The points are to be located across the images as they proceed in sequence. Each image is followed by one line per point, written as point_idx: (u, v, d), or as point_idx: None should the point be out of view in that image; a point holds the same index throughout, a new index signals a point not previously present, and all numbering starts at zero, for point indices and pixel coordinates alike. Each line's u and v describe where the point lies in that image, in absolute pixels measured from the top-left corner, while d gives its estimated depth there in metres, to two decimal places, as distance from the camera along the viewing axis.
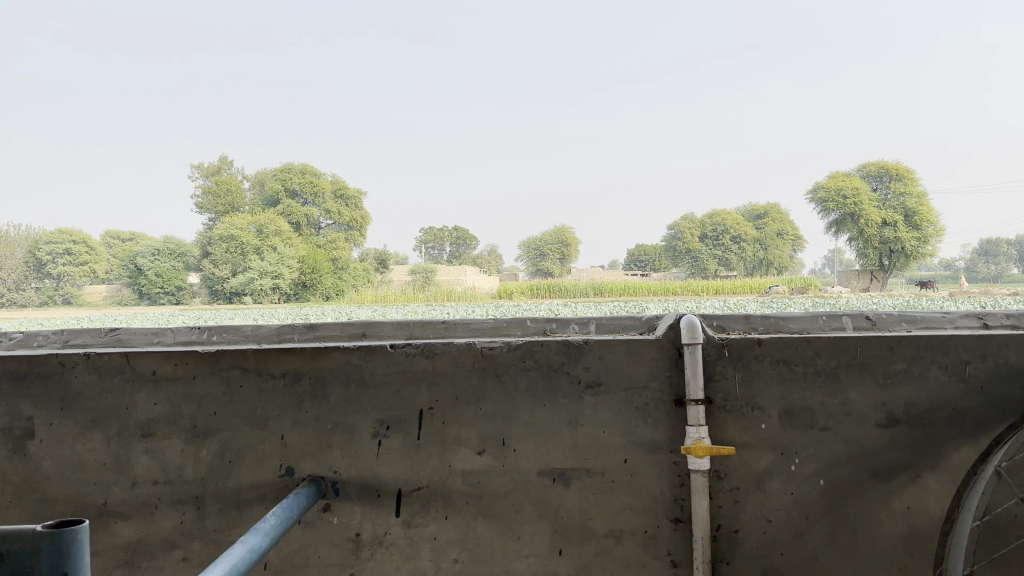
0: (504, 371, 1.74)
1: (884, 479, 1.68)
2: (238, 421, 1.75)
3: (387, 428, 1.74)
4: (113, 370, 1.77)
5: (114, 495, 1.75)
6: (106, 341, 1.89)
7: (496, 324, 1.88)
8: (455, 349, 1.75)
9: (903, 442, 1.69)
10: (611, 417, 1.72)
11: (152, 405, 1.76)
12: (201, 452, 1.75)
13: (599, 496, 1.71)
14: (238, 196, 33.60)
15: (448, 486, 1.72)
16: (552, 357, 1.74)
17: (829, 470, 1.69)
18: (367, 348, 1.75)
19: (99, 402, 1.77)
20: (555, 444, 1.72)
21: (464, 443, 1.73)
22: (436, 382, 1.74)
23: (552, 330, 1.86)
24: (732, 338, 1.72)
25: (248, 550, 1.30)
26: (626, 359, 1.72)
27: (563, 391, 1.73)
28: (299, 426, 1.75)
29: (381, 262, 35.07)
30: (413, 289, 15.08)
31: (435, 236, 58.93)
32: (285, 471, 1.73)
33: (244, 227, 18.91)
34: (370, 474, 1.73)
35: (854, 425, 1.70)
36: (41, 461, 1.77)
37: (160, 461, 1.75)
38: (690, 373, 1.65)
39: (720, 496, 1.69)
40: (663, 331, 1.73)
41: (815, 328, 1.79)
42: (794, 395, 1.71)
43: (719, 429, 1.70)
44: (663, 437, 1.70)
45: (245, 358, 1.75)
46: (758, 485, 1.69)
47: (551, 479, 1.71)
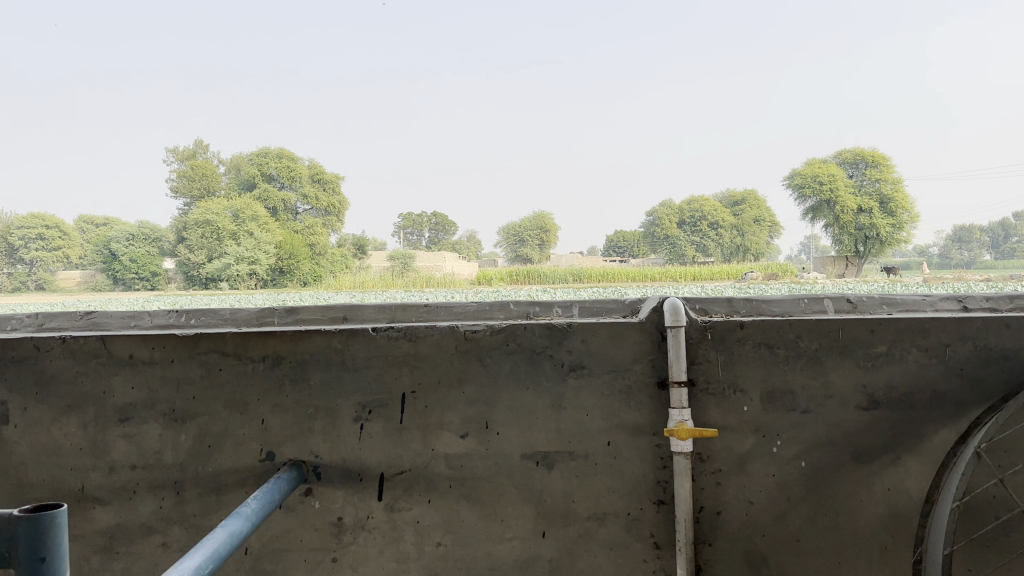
0: (487, 355, 1.73)
1: (865, 461, 1.70)
2: (218, 405, 1.73)
3: (369, 412, 1.72)
4: (89, 354, 1.73)
5: (91, 481, 1.73)
6: (82, 324, 1.86)
7: (478, 308, 1.87)
8: (437, 332, 1.72)
9: (882, 424, 1.70)
10: (595, 400, 1.72)
11: (129, 389, 1.74)
12: (180, 436, 1.73)
13: (582, 478, 1.71)
14: (215, 180, 33.10)
15: (431, 469, 1.71)
16: (536, 340, 1.73)
17: (809, 452, 1.71)
18: (348, 331, 1.72)
19: (75, 386, 1.74)
20: (538, 427, 1.72)
21: (446, 426, 1.72)
22: (419, 365, 1.73)
23: (535, 313, 1.85)
24: (714, 322, 1.72)
25: (230, 535, 1.29)
26: (610, 342, 1.72)
27: (546, 373, 1.72)
28: (280, 410, 1.73)
29: (359, 248, 34.74)
30: (390, 275, 14.93)
31: (414, 222, 58.49)
32: (266, 455, 1.72)
33: (220, 213, 18.60)
34: (353, 457, 1.71)
35: (835, 407, 1.71)
36: (15, 446, 1.74)
37: (138, 446, 1.73)
38: (673, 355, 1.66)
39: (702, 478, 1.70)
40: (646, 314, 1.72)
41: (796, 311, 1.80)
42: (776, 377, 1.72)
43: (702, 411, 1.71)
44: (646, 420, 1.70)
45: (224, 342, 1.72)
46: (741, 467, 1.70)
47: (534, 462, 1.71)
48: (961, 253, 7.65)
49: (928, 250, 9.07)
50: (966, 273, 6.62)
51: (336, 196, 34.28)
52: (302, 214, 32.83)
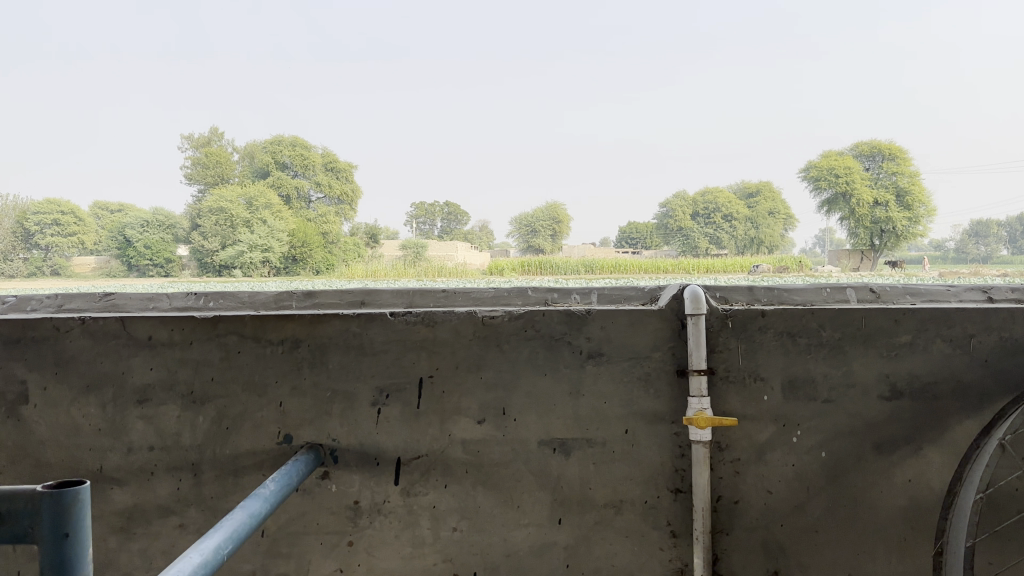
0: (505, 341, 1.72)
1: (886, 452, 1.69)
2: (237, 388, 1.73)
3: (386, 397, 1.72)
4: (109, 335, 1.73)
5: (109, 461, 1.73)
6: (101, 306, 1.86)
7: (496, 294, 1.86)
8: (456, 317, 1.71)
9: (904, 414, 1.69)
10: (614, 387, 1.70)
11: (148, 370, 1.74)
12: (198, 418, 1.73)
13: (599, 465, 1.70)
14: (229, 167, 33.17)
15: (448, 454, 1.71)
16: (555, 327, 1.71)
17: (830, 443, 1.69)
18: (366, 315, 1.72)
19: (94, 367, 1.74)
20: (556, 414, 1.71)
21: (464, 412, 1.71)
22: (437, 350, 1.72)
23: (554, 300, 1.84)
24: (735, 309, 1.70)
25: (249, 515, 1.28)
26: (629, 329, 1.71)
27: (565, 360, 1.71)
28: (298, 393, 1.73)
29: (372, 237, 34.75)
30: (403, 265, 14.93)
31: (426, 211, 58.43)
32: (284, 438, 1.72)
33: (235, 200, 18.62)
34: (370, 441, 1.71)
35: (857, 397, 1.69)
36: (35, 425, 1.74)
37: (157, 427, 1.73)
38: (693, 343, 1.64)
39: (721, 467, 1.68)
40: (666, 301, 1.71)
41: (818, 300, 1.78)
42: (797, 366, 1.70)
43: (721, 400, 1.69)
44: (665, 408, 1.69)
45: (243, 324, 1.72)
46: (760, 456, 1.69)
47: (551, 448, 1.71)
48: (977, 247, 7.56)
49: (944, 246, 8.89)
50: (983, 269, 6.52)
51: (348, 184, 34.26)
52: (315, 201, 32.89)
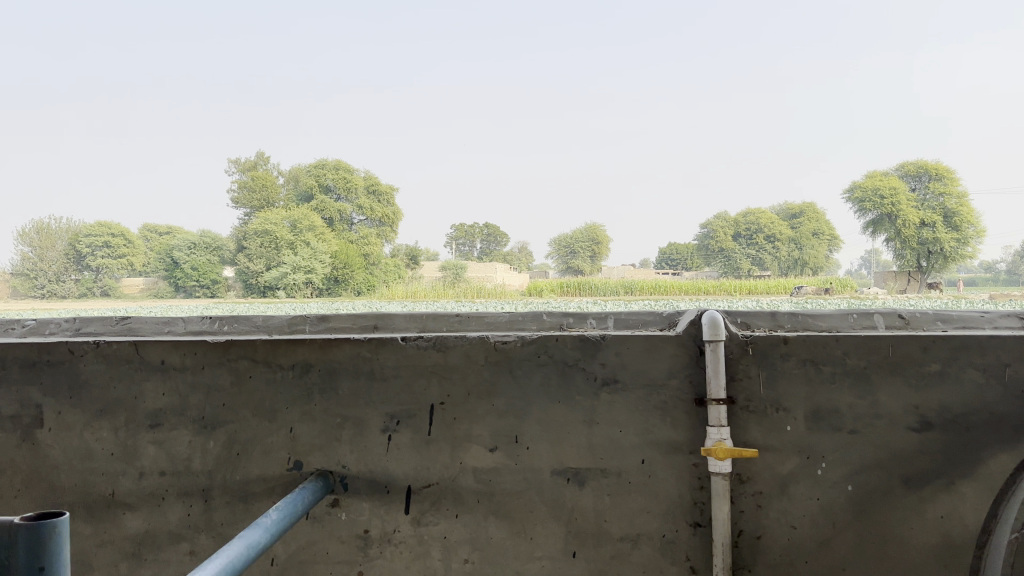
0: (517, 367, 1.68)
1: (916, 487, 1.61)
2: (247, 413, 1.72)
3: (397, 423, 1.69)
4: (122, 359, 1.74)
5: (122, 486, 1.73)
6: (117, 329, 1.87)
7: (511, 318, 1.83)
8: (467, 342, 1.69)
9: (934, 447, 1.61)
10: (629, 416, 1.65)
11: (160, 395, 1.74)
12: (209, 444, 1.72)
13: (615, 497, 1.64)
14: (274, 192, 33.90)
15: (459, 483, 1.67)
16: (568, 352, 1.68)
17: (856, 476, 1.62)
18: (377, 340, 1.70)
19: (108, 391, 1.75)
20: (569, 443, 1.66)
21: (475, 439, 1.67)
22: (448, 376, 1.69)
23: (569, 324, 1.80)
24: (756, 336, 1.64)
25: (248, 546, 1.26)
26: (644, 355, 1.66)
27: (579, 387, 1.67)
28: (308, 419, 1.70)
29: (413, 258, 35.19)
30: (441, 287, 15.06)
31: (466, 233, 58.88)
32: (293, 465, 1.70)
33: (278, 223, 19.06)
34: (380, 469, 1.68)
35: (884, 428, 1.62)
36: (49, 450, 1.75)
37: (168, 452, 1.72)
38: (712, 371, 1.58)
39: (742, 500, 1.61)
40: (683, 326, 1.65)
41: (845, 326, 1.71)
42: (821, 396, 1.63)
43: (741, 430, 1.62)
44: (682, 438, 1.63)
45: (255, 349, 1.71)
46: (783, 489, 1.61)
47: (565, 479, 1.65)
48: None
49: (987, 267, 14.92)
50: None
51: (389, 207, 34.76)
52: (357, 224, 33.55)
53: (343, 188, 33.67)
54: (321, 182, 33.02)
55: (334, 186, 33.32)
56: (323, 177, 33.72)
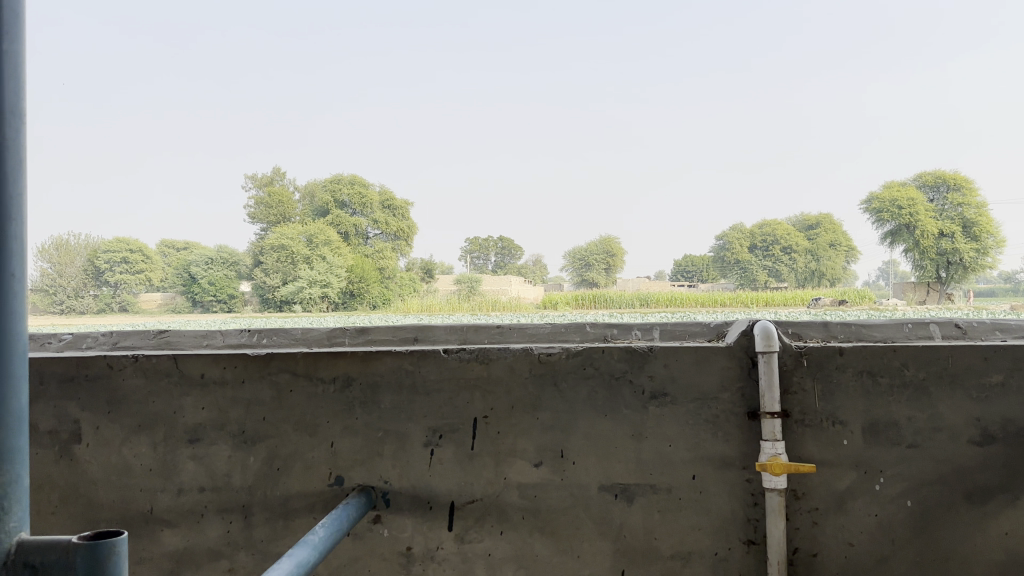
0: (562, 380, 1.64)
1: (979, 502, 1.55)
2: (288, 427, 1.68)
3: (440, 437, 1.65)
4: (161, 373, 1.72)
5: (160, 503, 1.70)
6: (154, 343, 1.85)
7: (553, 330, 1.79)
8: (511, 354, 1.65)
9: (997, 461, 1.55)
10: (679, 429, 1.61)
11: (199, 409, 1.71)
12: (248, 459, 1.69)
13: (664, 514, 1.60)
14: (290, 207, 34.14)
15: (503, 499, 1.63)
16: (614, 364, 1.64)
17: (916, 491, 1.56)
18: (419, 352, 1.67)
19: (147, 406, 1.72)
20: (617, 458, 1.62)
21: (520, 454, 1.63)
22: (491, 390, 1.65)
23: (613, 335, 1.77)
24: (811, 347, 1.60)
25: (296, 565, 1.22)
26: (695, 367, 1.62)
27: (626, 401, 1.63)
28: (349, 433, 1.67)
29: (427, 272, 35.27)
30: (457, 300, 15.09)
31: (479, 247, 59.02)
32: (335, 480, 1.66)
33: (294, 238, 19.15)
34: (422, 485, 1.64)
35: (945, 441, 1.57)
36: (87, 465, 1.73)
37: (207, 468, 1.69)
38: (765, 384, 1.54)
39: (798, 517, 1.56)
40: (734, 337, 1.61)
41: (900, 337, 1.67)
42: (879, 408, 1.58)
43: (797, 445, 1.57)
44: (734, 452, 1.59)
45: (295, 362, 1.68)
46: (840, 506, 1.56)
47: (613, 494, 1.61)
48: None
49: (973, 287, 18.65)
50: None
51: (404, 221, 34.71)
52: (371, 239, 33.75)
53: (358, 203, 33.86)
54: (336, 197, 33.39)
55: (349, 201, 33.57)
56: (338, 193, 33.96)
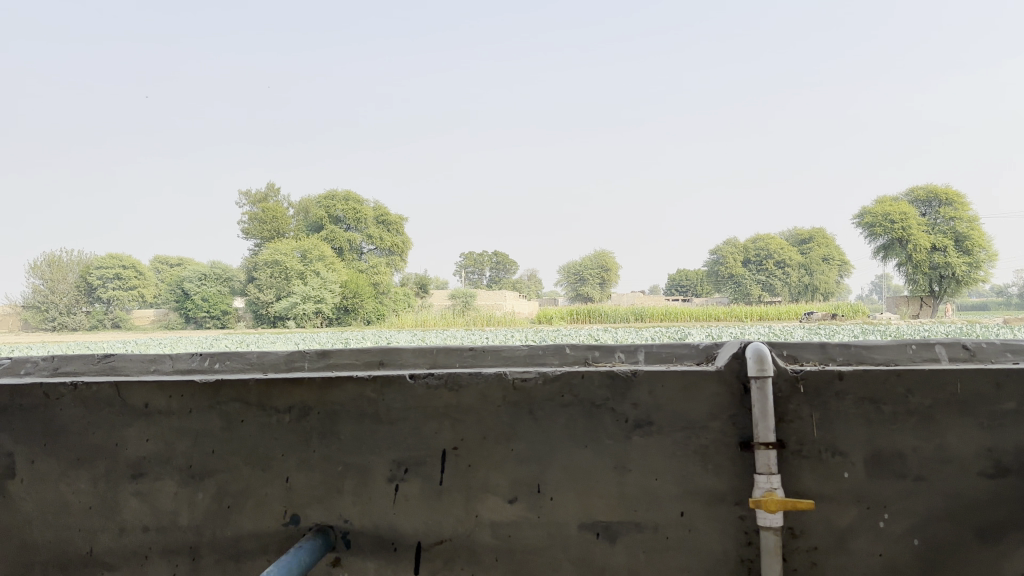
0: (539, 407, 1.51)
1: (993, 540, 1.41)
2: (240, 461, 1.54)
3: (405, 471, 1.51)
4: (102, 403, 1.58)
5: (100, 544, 1.56)
6: (98, 369, 1.72)
7: (530, 351, 1.66)
8: (483, 380, 1.52)
9: (1012, 496, 1.42)
10: (664, 462, 1.47)
11: (143, 441, 1.57)
12: (197, 495, 1.55)
13: (651, 555, 1.46)
14: (284, 222, 34.32)
15: (475, 539, 1.49)
16: (595, 391, 1.50)
17: (923, 528, 1.43)
18: (383, 378, 1.53)
19: (86, 438, 1.58)
20: (597, 494, 1.48)
21: (493, 490, 1.49)
22: (461, 419, 1.52)
23: (595, 358, 1.63)
24: (807, 371, 1.47)
25: None
26: (681, 394, 1.48)
27: (607, 430, 1.49)
28: (306, 467, 1.53)
29: (422, 287, 35.31)
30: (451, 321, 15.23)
31: (474, 261, 58.94)
32: (290, 519, 1.52)
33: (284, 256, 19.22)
34: (387, 524, 1.50)
35: (954, 474, 1.43)
36: (23, 502, 1.60)
37: (152, 505, 1.55)
38: (758, 412, 1.41)
39: (795, 557, 1.42)
40: (725, 361, 1.48)
41: (904, 358, 1.54)
42: (882, 438, 1.45)
43: (794, 477, 1.44)
44: (726, 486, 1.45)
45: (247, 391, 1.54)
46: (841, 544, 1.42)
47: (594, 533, 1.47)
48: None
49: (995, 290, 20.34)
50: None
51: (399, 235, 34.67)
52: (365, 253, 33.82)
53: (352, 218, 33.87)
54: (330, 212, 33.78)
55: (343, 216, 33.91)
56: (332, 208, 33.95)
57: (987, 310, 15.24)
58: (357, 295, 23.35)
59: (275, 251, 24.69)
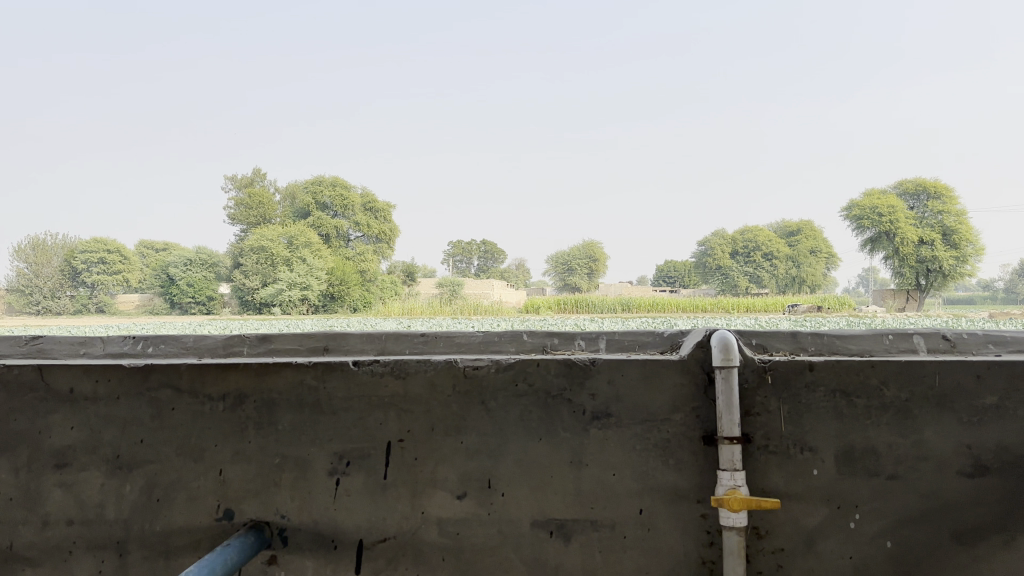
0: (491, 398, 1.42)
1: (970, 543, 1.33)
2: (170, 452, 1.44)
3: (347, 464, 1.42)
4: (25, 388, 1.47)
5: (21, 537, 1.45)
6: (25, 351, 1.61)
7: (485, 339, 1.57)
8: (432, 367, 1.42)
9: (992, 495, 1.34)
10: (624, 457, 1.38)
11: (68, 429, 1.46)
12: (124, 488, 1.44)
13: (607, 555, 1.36)
14: (271, 208, 34.17)
15: (421, 537, 1.39)
16: (551, 381, 1.41)
17: (897, 530, 1.34)
18: (324, 364, 1.43)
19: (7, 426, 1.47)
20: (551, 491, 1.39)
21: (440, 484, 1.40)
22: (408, 409, 1.42)
23: (554, 346, 1.54)
24: (776, 362, 1.38)
25: None
26: (642, 384, 1.39)
27: (563, 422, 1.40)
28: (241, 459, 1.43)
29: (408, 275, 35.03)
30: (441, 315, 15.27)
31: (463, 250, 58.67)
32: (223, 514, 1.42)
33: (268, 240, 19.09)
34: (326, 520, 1.40)
35: (930, 471, 1.35)
36: None
37: (77, 498, 1.45)
38: (723, 404, 1.31)
39: (761, 559, 1.33)
40: (689, 350, 1.39)
41: (879, 349, 1.46)
42: (855, 434, 1.36)
43: (760, 474, 1.35)
44: (688, 483, 1.36)
45: (179, 377, 1.44)
46: (810, 546, 1.34)
47: (548, 531, 1.38)
48: None
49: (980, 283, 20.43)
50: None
51: (386, 223, 34.56)
52: (353, 241, 33.73)
53: (339, 205, 33.70)
54: (317, 198, 33.66)
55: (330, 202, 33.77)
56: (319, 194, 33.78)
57: (973, 304, 15.15)
58: (344, 283, 23.29)
59: (260, 237, 24.48)
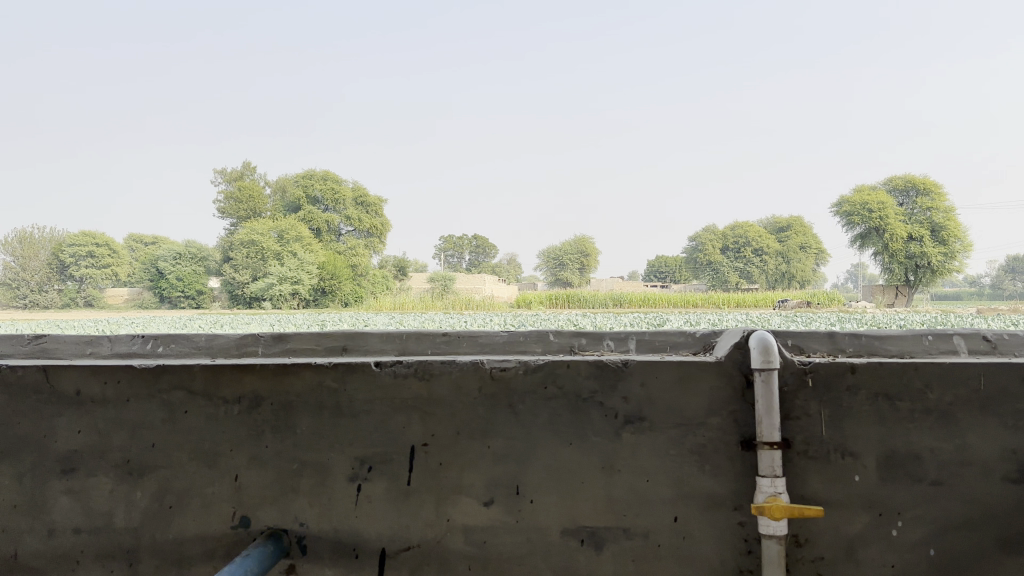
0: (519, 401, 1.36)
1: (1015, 551, 1.29)
2: (183, 456, 1.38)
3: (368, 470, 1.36)
4: (29, 389, 1.41)
5: (26, 546, 1.39)
6: (28, 351, 1.54)
7: (510, 339, 1.51)
8: (457, 368, 1.37)
9: None
10: (658, 462, 1.33)
11: (75, 433, 1.40)
12: (135, 494, 1.38)
13: (640, 564, 1.31)
14: (261, 201, 33.99)
15: (446, 546, 1.33)
16: (581, 383, 1.35)
17: (940, 538, 1.29)
18: (344, 366, 1.37)
19: (10, 429, 1.41)
20: (582, 497, 1.33)
21: (466, 491, 1.34)
22: (432, 412, 1.36)
23: (582, 346, 1.48)
24: (817, 363, 1.33)
25: None
26: (677, 386, 1.34)
27: (595, 426, 1.35)
28: (257, 464, 1.37)
29: (400, 270, 34.95)
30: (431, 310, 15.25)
31: (455, 245, 58.59)
32: (239, 521, 1.36)
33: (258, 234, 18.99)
34: (347, 528, 1.34)
35: (974, 477, 1.30)
36: None
37: (85, 504, 1.39)
38: (763, 408, 1.26)
39: (800, 568, 1.28)
40: (726, 351, 1.33)
41: (919, 351, 1.41)
42: (897, 438, 1.31)
43: (799, 480, 1.30)
44: (724, 489, 1.31)
45: (192, 379, 1.38)
46: (850, 554, 1.29)
47: (579, 540, 1.32)
48: None
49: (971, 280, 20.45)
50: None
51: (377, 217, 34.44)
52: (344, 235, 33.60)
53: (330, 199, 33.55)
54: (308, 192, 33.49)
55: (321, 196, 33.62)
56: (310, 188, 33.61)
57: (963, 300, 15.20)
58: (335, 278, 23.19)
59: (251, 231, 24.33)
